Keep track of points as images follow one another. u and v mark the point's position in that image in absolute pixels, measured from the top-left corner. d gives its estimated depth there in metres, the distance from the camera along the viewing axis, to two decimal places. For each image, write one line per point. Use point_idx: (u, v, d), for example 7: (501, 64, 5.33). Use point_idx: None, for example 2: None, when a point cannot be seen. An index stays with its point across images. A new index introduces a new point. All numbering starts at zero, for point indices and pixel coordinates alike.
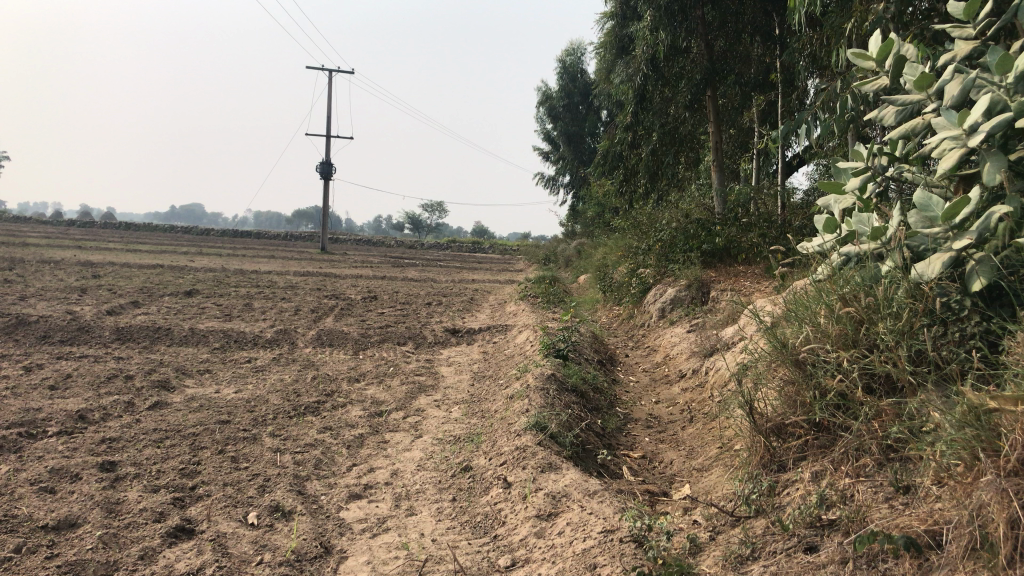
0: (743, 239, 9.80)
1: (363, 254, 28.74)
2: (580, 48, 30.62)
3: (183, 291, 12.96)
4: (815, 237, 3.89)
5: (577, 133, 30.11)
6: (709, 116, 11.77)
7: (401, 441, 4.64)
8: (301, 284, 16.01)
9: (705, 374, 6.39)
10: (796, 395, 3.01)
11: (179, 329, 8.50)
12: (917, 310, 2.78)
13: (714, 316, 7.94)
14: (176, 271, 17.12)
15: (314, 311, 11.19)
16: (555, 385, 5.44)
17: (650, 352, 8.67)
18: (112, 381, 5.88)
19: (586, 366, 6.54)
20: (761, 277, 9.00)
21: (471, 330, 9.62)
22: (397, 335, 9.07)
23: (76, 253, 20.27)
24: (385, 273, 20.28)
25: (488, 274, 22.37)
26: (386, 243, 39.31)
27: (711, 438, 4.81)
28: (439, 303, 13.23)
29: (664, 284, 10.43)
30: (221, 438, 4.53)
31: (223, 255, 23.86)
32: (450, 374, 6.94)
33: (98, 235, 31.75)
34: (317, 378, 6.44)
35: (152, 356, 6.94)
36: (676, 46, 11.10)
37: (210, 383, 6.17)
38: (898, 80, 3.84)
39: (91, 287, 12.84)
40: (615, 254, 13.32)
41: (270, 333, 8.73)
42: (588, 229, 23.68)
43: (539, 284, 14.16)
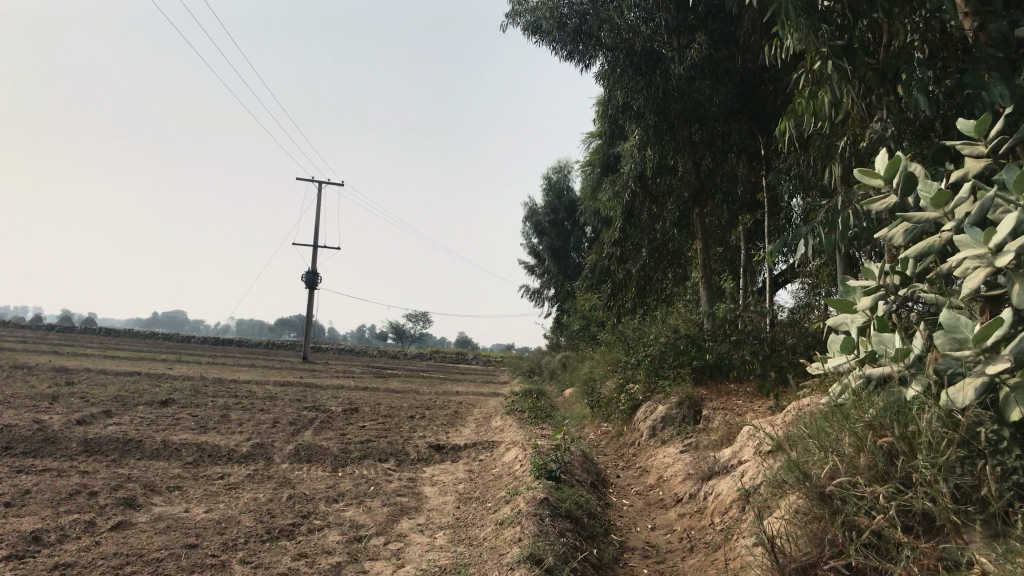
0: (734, 356, 9.65)
1: (345, 365, 28.38)
2: (566, 166, 31.33)
3: (157, 400, 12.57)
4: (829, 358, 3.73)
5: (563, 247, 30.43)
6: (698, 233, 11.82)
7: (383, 571, 4.31)
8: (281, 394, 15.63)
9: (703, 499, 6.09)
10: (822, 532, 2.77)
11: (151, 441, 8.12)
12: (954, 440, 2.58)
13: (709, 436, 7.69)
14: (152, 379, 16.68)
15: (293, 424, 10.82)
16: (548, 509, 5.13)
17: (642, 473, 8.35)
18: (74, 497, 5.50)
19: (578, 488, 6.23)
20: (755, 396, 8.79)
21: (456, 447, 9.28)
22: (379, 450, 8.72)
23: (52, 359, 19.85)
24: (367, 384, 19.92)
25: (472, 387, 22.05)
26: (369, 354, 39.00)
27: (716, 571, 4.51)
28: (422, 417, 12.87)
29: (654, 400, 10.20)
30: (186, 565, 4.16)
31: (202, 363, 23.42)
32: (434, 495, 6.59)
33: (75, 340, 31.29)
34: (294, 498, 6.09)
35: (119, 471, 6.56)
36: (664, 164, 11.26)
37: (180, 501, 5.79)
38: (907, 196, 3.78)
39: (63, 394, 12.41)
40: (603, 369, 13.12)
41: (246, 447, 8.37)
42: (573, 343, 23.55)
43: (526, 398, 13.88)
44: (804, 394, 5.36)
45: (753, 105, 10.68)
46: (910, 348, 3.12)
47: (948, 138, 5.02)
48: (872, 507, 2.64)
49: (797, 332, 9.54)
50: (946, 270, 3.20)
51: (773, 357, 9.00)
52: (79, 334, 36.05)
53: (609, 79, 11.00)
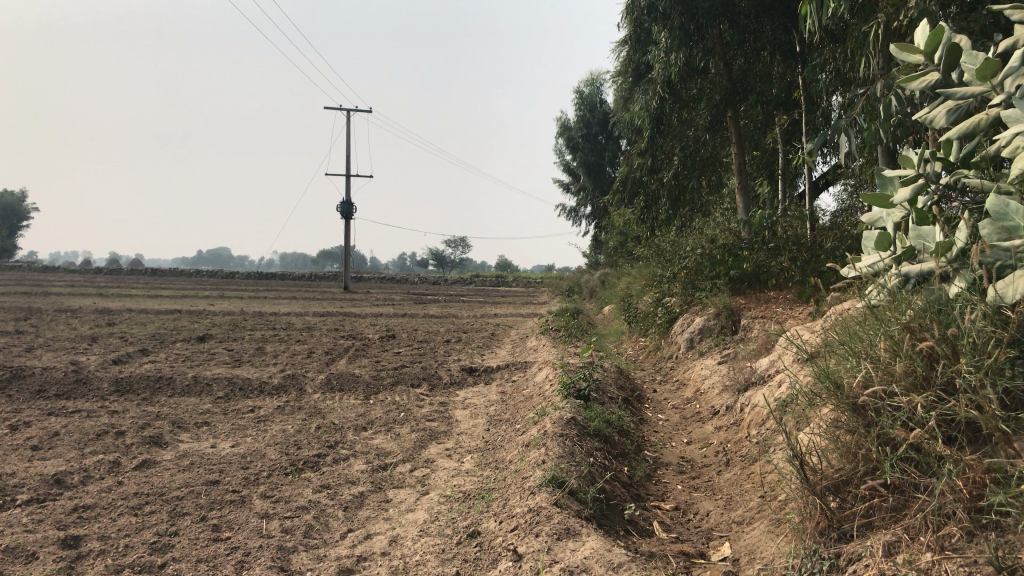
0: (772, 263, 9.31)
1: (385, 292, 28.47)
2: (597, 78, 30.39)
3: (195, 337, 12.67)
4: (864, 257, 3.46)
5: (597, 162, 29.81)
6: (731, 137, 11.32)
7: (405, 500, 4.19)
8: (319, 324, 15.64)
9: (740, 411, 5.89)
10: (856, 447, 2.54)
11: (183, 378, 8.11)
12: (1002, 340, 2.33)
13: (746, 346, 7.44)
14: (191, 316, 16.81)
15: (328, 354, 10.80)
16: (575, 430, 4.96)
17: (680, 387, 8.16)
18: (100, 438, 5.47)
19: (610, 406, 6.06)
20: (795, 303, 8.49)
21: (489, 369, 9.15)
22: (412, 376, 8.64)
23: (94, 301, 20.10)
24: (405, 310, 19.90)
25: (510, 308, 21.90)
26: (408, 280, 39.09)
27: (752, 485, 4.34)
28: (458, 340, 12.80)
29: (691, 312, 9.95)
30: (205, 503, 4.08)
31: (243, 298, 23.61)
32: (464, 419, 6.48)
33: (118, 281, 31.76)
34: (323, 428, 6.01)
35: (149, 409, 6.54)
36: (693, 66, 10.73)
37: (207, 437, 5.75)
38: (949, 73, 3.44)
39: (102, 335, 12.49)
40: (639, 283, 12.85)
41: (278, 379, 8.32)
42: (611, 259, 23.27)
43: (562, 316, 13.71)
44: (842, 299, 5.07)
45: None
46: (953, 240, 2.85)
47: (996, 12, 4.58)
48: (911, 419, 2.39)
49: (837, 235, 9.15)
50: (993, 151, 2.90)
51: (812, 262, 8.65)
52: (127, 276, 36.61)
53: None
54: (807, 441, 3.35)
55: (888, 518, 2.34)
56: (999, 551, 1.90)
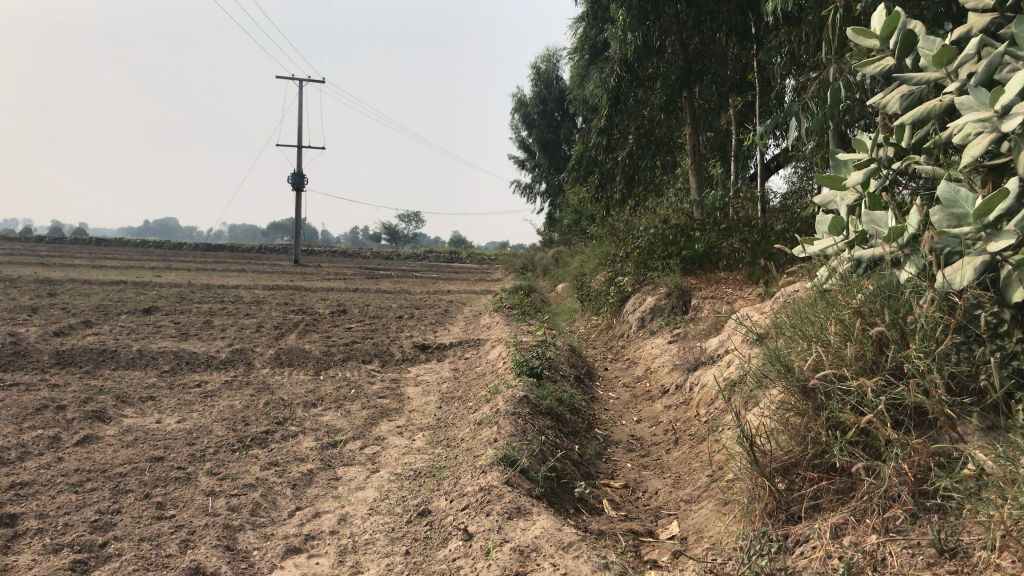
0: (723, 244, 9.40)
1: (337, 267, 28.19)
2: (554, 55, 30.23)
3: (141, 308, 12.39)
4: (817, 241, 3.50)
5: (553, 139, 29.76)
6: (686, 118, 11.38)
7: (355, 477, 4.15)
8: (268, 298, 15.41)
9: (690, 390, 5.96)
10: (805, 430, 2.57)
11: (127, 351, 7.92)
12: (948, 326, 2.37)
13: (697, 326, 7.52)
14: (137, 288, 16.44)
15: (279, 328, 10.65)
16: (527, 408, 4.95)
17: (631, 365, 8.22)
18: (40, 413, 5.32)
19: (562, 385, 6.08)
20: (745, 284, 8.60)
21: (441, 345, 9.12)
22: (363, 352, 8.56)
23: (36, 270, 19.51)
24: (357, 285, 19.72)
25: (463, 285, 21.85)
26: (361, 255, 38.73)
27: (700, 464, 4.40)
28: (411, 316, 12.73)
29: (643, 292, 10.02)
30: (149, 480, 3.99)
31: (191, 270, 23.15)
32: (416, 396, 6.44)
33: (60, 250, 30.89)
34: (272, 404, 5.93)
35: (91, 383, 6.38)
36: (649, 45, 10.73)
37: (152, 412, 5.63)
38: (904, 58, 3.47)
39: (43, 306, 12.15)
40: (592, 262, 12.90)
41: (225, 353, 8.18)
42: (565, 237, 23.33)
43: (515, 294, 13.71)
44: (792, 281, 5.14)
45: None
46: (904, 225, 2.89)
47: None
48: (860, 403, 2.43)
49: (787, 218, 9.27)
50: (946, 138, 2.94)
51: (763, 243, 8.75)
52: (69, 245, 35.65)
53: None
54: (758, 423, 3.38)
55: (835, 500, 2.39)
56: (943, 535, 1.95)
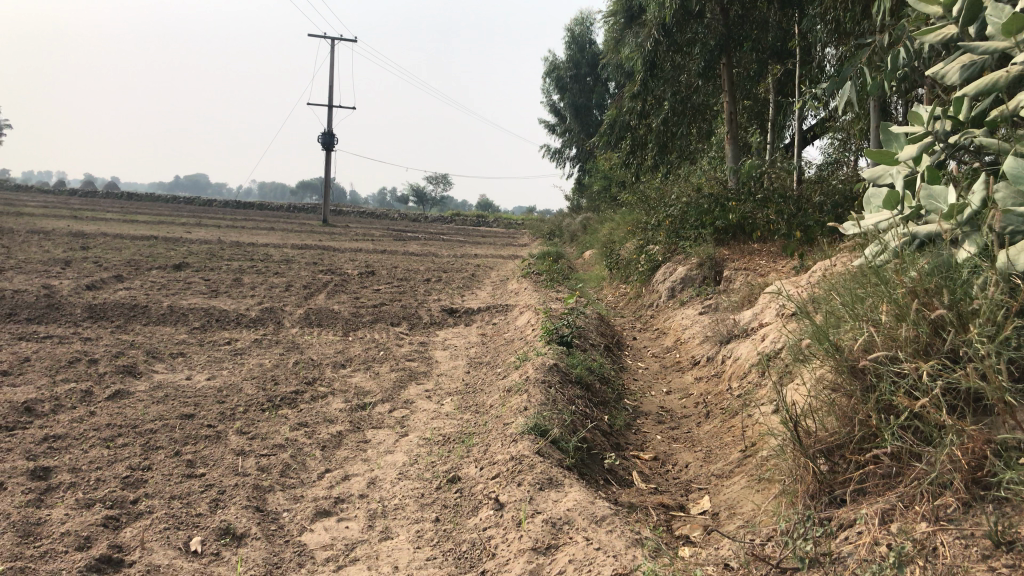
0: (757, 216, 9.23)
1: (365, 227, 28.26)
2: (588, 18, 29.77)
3: (171, 264, 12.47)
4: (869, 216, 3.41)
5: (585, 104, 29.43)
6: (723, 85, 11.13)
7: (384, 441, 4.14)
8: (298, 257, 15.46)
9: (722, 363, 5.90)
10: (854, 413, 2.51)
11: (159, 307, 7.97)
12: (1011, 309, 2.28)
13: (728, 298, 7.42)
14: (170, 243, 16.55)
15: (307, 288, 10.66)
16: (557, 376, 4.91)
17: (660, 335, 8.15)
18: (73, 366, 5.36)
19: (592, 353, 6.02)
20: (779, 256, 8.46)
21: (470, 310, 9.08)
22: (392, 314, 8.56)
23: (70, 223, 19.76)
24: (385, 247, 19.75)
25: (491, 249, 21.79)
26: (389, 216, 38.80)
27: (732, 439, 4.34)
28: (438, 280, 12.70)
29: (674, 261, 9.90)
30: (179, 437, 4.00)
31: (222, 227, 23.28)
32: (444, 360, 6.42)
33: (94, 203, 31.20)
34: (301, 364, 5.94)
35: (123, 337, 6.43)
36: (688, 9, 10.46)
37: (183, 369, 5.66)
38: (967, 27, 3.33)
39: (77, 260, 12.27)
40: (622, 230, 12.77)
41: (255, 311, 8.21)
42: (594, 204, 23.16)
43: (544, 260, 13.64)
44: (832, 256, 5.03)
45: None
46: (963, 204, 2.80)
47: None
48: (914, 386, 2.36)
49: (825, 190, 9.07)
50: (1011, 111, 2.83)
51: (799, 215, 8.58)
52: (102, 199, 35.95)
53: None
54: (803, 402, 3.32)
55: (881, 484, 2.33)
56: (999, 527, 1.88)
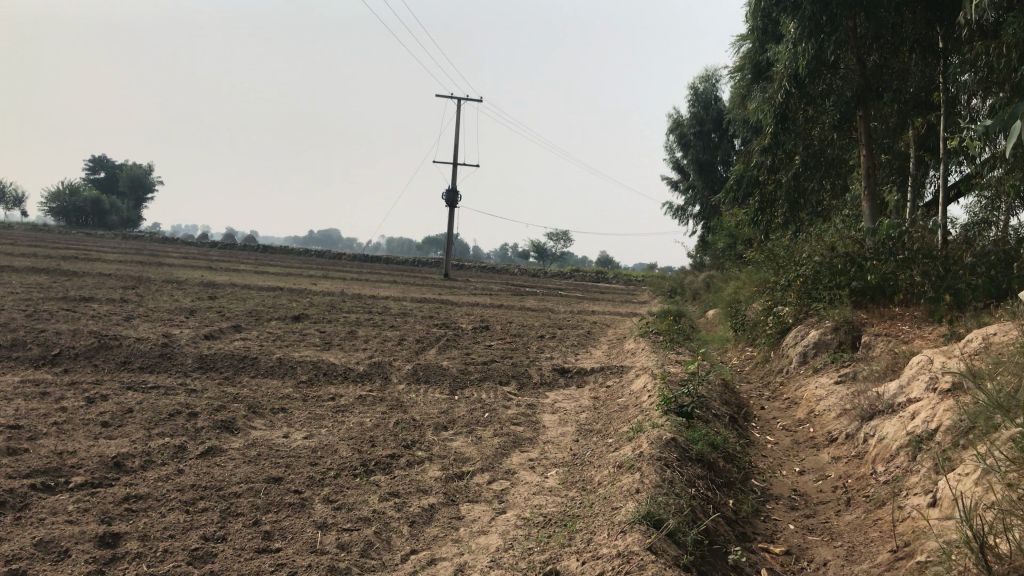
0: (900, 276, 8.46)
1: (484, 281, 28.34)
2: (714, 75, 29.21)
3: (290, 315, 12.62)
4: None
5: (709, 161, 28.70)
6: (860, 138, 10.44)
7: (479, 518, 3.75)
8: (414, 310, 15.42)
9: (864, 442, 5.22)
10: None
11: (268, 358, 7.90)
12: None
13: (869, 367, 6.70)
14: (292, 294, 16.89)
15: (419, 342, 10.48)
16: (674, 453, 4.41)
17: (791, 405, 7.45)
18: (172, 419, 5.25)
19: (714, 425, 5.47)
20: (925, 322, 7.65)
21: (583, 370, 8.64)
22: (501, 372, 8.22)
23: (203, 273, 20.58)
24: (502, 301, 19.56)
25: (610, 305, 21.23)
26: (508, 270, 38.85)
27: (882, 537, 3.72)
28: (553, 336, 12.31)
29: (806, 324, 9.19)
30: (262, 504, 3.73)
31: (346, 279, 23.75)
32: (552, 425, 5.98)
33: (228, 255, 32.59)
34: (401, 425, 5.65)
35: (229, 390, 6.33)
36: (822, 59, 9.91)
37: (281, 425, 5.46)
38: None
39: (202, 308, 12.59)
40: (749, 289, 12.07)
41: (363, 366, 8.03)
42: (718, 261, 22.32)
43: (663, 318, 13.05)
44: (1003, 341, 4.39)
45: None
46: None
47: None
48: None
49: (977, 250, 8.21)
50: None
51: (948, 277, 7.78)
52: (241, 251, 37.65)
53: None
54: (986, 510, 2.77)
55: None
56: None
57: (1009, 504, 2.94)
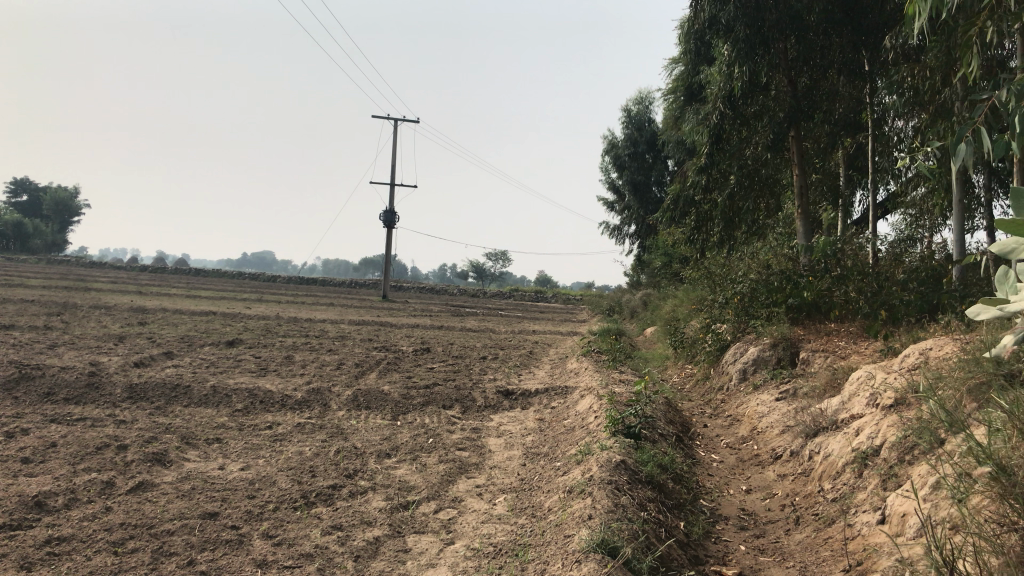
0: (835, 293, 8.60)
1: (423, 303, 28.09)
2: (647, 97, 29.69)
3: (225, 341, 12.24)
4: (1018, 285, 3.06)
5: (644, 181, 29.03)
6: (793, 158, 10.66)
7: (427, 550, 3.62)
8: (352, 334, 15.13)
9: (809, 459, 5.25)
10: None
11: (201, 386, 7.61)
12: None
13: (809, 383, 6.75)
14: (227, 318, 16.45)
15: (358, 367, 10.25)
16: (624, 476, 4.34)
17: (733, 423, 7.47)
18: (99, 452, 4.99)
19: (662, 446, 5.43)
20: (861, 338, 7.77)
21: (527, 392, 8.54)
22: (444, 396, 8.06)
23: (132, 298, 19.88)
24: (441, 322, 19.38)
25: (550, 325, 21.20)
26: (447, 291, 38.67)
27: (834, 555, 3.71)
28: (494, 358, 12.20)
29: (745, 341, 9.27)
30: (197, 542, 3.53)
31: (282, 302, 23.26)
32: (498, 450, 5.87)
33: (159, 279, 31.66)
34: (342, 453, 5.47)
35: (160, 420, 6.06)
36: (755, 81, 10.10)
37: (216, 457, 5.23)
38: None
39: (131, 335, 12.13)
40: (687, 308, 12.17)
41: (301, 392, 7.78)
42: (655, 280, 22.53)
43: (604, 338, 13.05)
44: (948, 359, 4.43)
45: (858, 14, 9.45)
46: None
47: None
48: None
49: (907, 267, 8.40)
50: None
51: (881, 294, 7.94)
52: (172, 274, 36.66)
53: None
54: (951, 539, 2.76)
55: None
56: None
57: (960, 523, 2.93)
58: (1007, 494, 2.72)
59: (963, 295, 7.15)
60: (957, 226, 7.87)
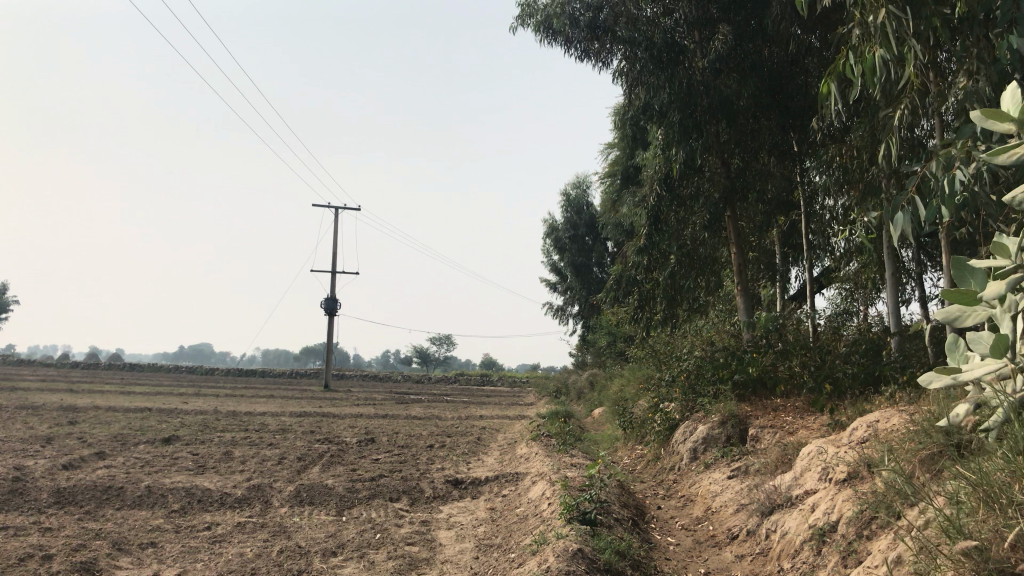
0: (780, 368, 8.68)
1: (367, 391, 27.61)
2: (584, 181, 30.39)
3: (160, 438, 11.76)
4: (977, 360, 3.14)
5: (584, 263, 29.42)
6: (730, 237, 10.90)
7: None
8: (295, 426, 14.71)
9: (766, 538, 5.17)
10: None
11: (134, 488, 7.24)
12: None
13: (760, 460, 6.72)
14: (162, 414, 15.87)
15: (301, 460, 9.91)
16: (582, 565, 4.20)
17: (687, 503, 7.37)
18: (22, 565, 4.66)
19: (617, 532, 5.30)
20: (807, 412, 7.81)
21: (476, 480, 8.34)
22: (391, 487, 7.81)
23: (61, 397, 19.12)
24: (386, 411, 19.01)
25: (497, 409, 20.98)
26: (391, 378, 38.19)
27: None
28: (441, 445, 11.95)
29: (693, 420, 9.25)
30: None
31: (221, 395, 22.60)
32: (449, 543, 5.66)
33: (91, 376, 30.58)
34: (285, 553, 5.20)
35: (90, 526, 5.71)
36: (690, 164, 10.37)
37: (150, 563, 4.93)
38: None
39: (60, 436, 11.57)
40: (634, 388, 12.16)
41: (241, 489, 7.46)
42: (600, 360, 22.58)
43: (552, 421, 12.91)
44: (894, 432, 4.46)
45: (784, 98, 9.84)
46: None
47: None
48: None
49: (847, 340, 8.56)
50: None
51: (824, 367, 8.04)
52: (105, 370, 35.50)
53: (628, 77, 10.18)
54: None
55: None
56: None
57: None
58: (977, 570, 2.67)
59: (902, 366, 7.28)
60: (890, 298, 8.09)
